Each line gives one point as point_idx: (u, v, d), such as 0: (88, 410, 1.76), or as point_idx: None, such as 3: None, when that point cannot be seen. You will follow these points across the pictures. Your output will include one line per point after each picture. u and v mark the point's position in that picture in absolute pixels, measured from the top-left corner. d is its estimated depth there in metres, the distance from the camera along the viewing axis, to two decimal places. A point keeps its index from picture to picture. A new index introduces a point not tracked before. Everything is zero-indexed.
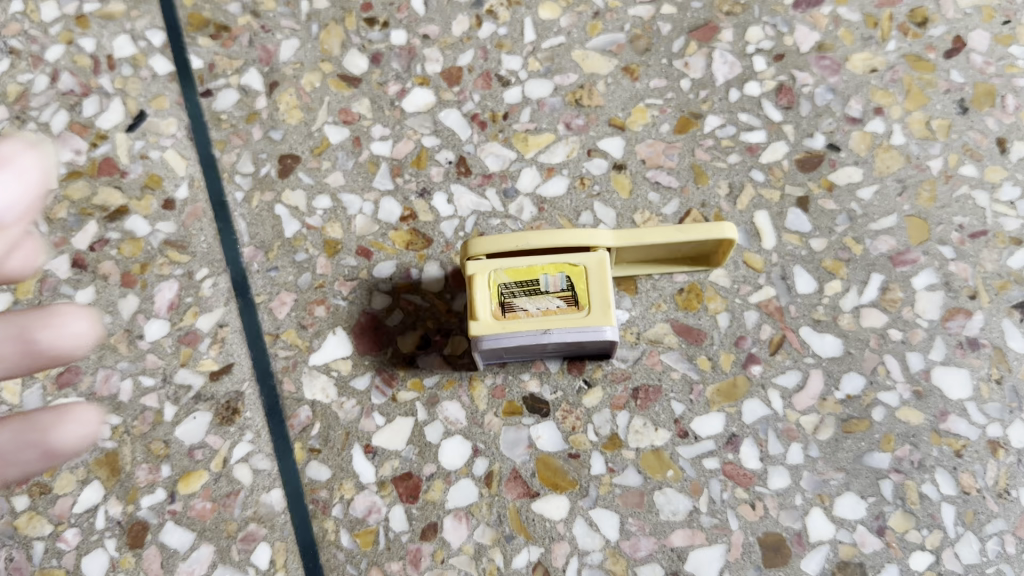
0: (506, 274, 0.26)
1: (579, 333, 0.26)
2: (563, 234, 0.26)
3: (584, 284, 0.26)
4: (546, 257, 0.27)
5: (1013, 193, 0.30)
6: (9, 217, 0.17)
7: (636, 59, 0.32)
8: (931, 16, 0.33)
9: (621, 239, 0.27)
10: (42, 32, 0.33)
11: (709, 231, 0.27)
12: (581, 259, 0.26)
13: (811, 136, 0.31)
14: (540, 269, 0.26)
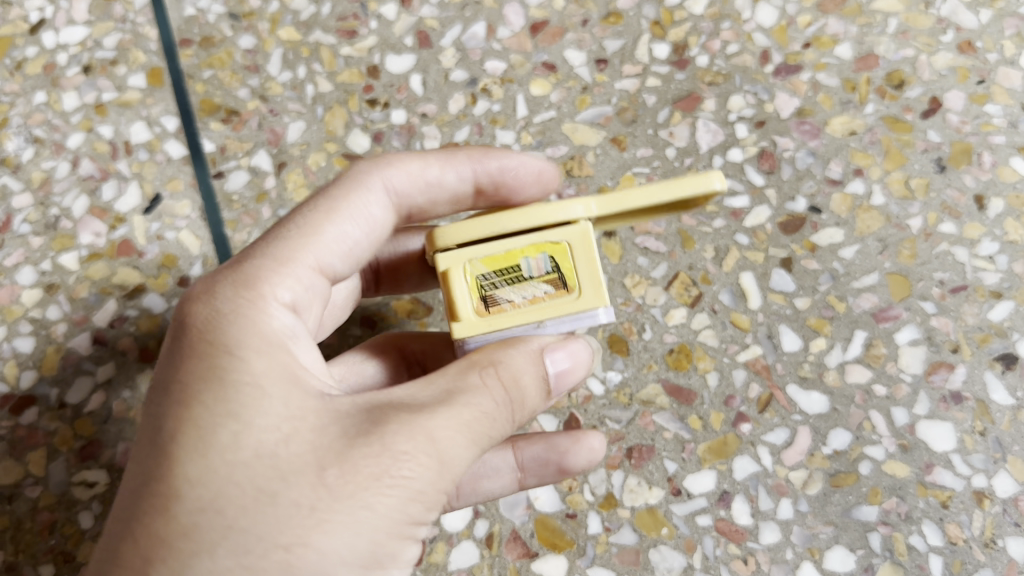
0: (484, 264, 0.23)
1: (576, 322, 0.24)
2: (538, 210, 0.23)
3: (571, 262, 0.23)
4: (523, 238, 0.23)
5: (992, 248, 0.31)
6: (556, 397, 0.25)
7: (623, 130, 0.34)
8: (907, 78, 0.34)
9: (607, 205, 0.23)
10: (63, 121, 0.35)
11: (696, 184, 0.23)
12: (562, 235, 0.23)
13: (792, 199, 0.32)
14: (519, 253, 0.23)
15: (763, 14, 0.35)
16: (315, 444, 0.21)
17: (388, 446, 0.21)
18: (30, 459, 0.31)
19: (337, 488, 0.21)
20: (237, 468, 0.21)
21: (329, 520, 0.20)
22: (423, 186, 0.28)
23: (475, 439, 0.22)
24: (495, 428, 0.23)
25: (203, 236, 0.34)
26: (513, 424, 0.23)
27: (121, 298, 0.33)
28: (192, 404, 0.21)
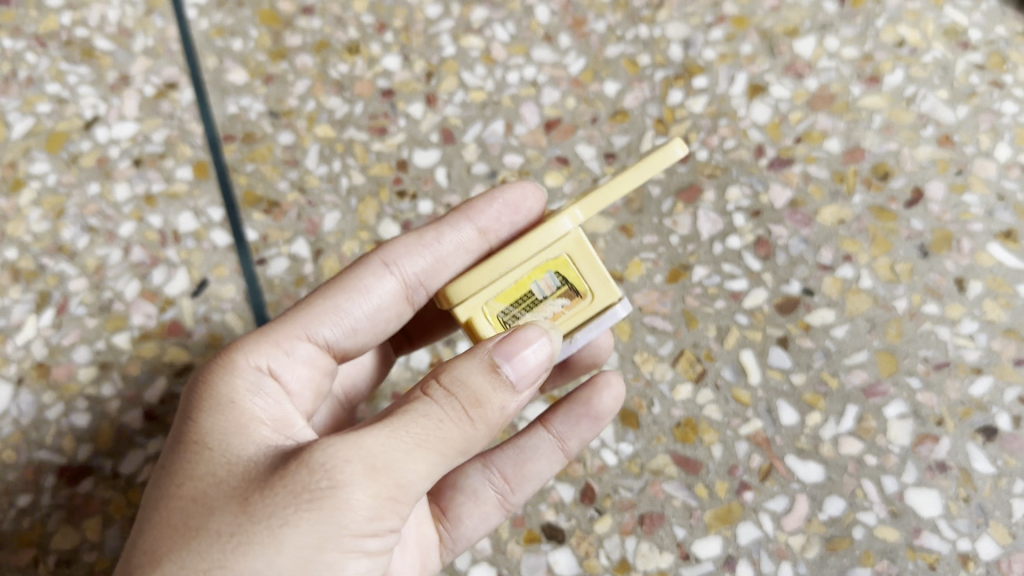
0: (498, 300, 0.27)
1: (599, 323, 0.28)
2: (527, 242, 0.26)
3: (572, 270, 0.27)
4: (524, 269, 0.27)
5: (972, 327, 0.34)
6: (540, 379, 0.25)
7: (631, 218, 0.37)
8: (891, 170, 0.37)
9: (586, 209, 0.26)
10: (116, 211, 0.39)
11: (658, 163, 0.26)
12: (557, 253, 0.27)
13: (787, 282, 0.35)
14: (525, 281, 0.27)
15: (757, 112, 0.38)
16: (249, 478, 0.24)
17: (307, 464, 0.23)
18: (86, 526, 0.34)
19: (259, 508, 0.23)
20: (183, 509, 0.24)
21: (248, 534, 0.23)
22: (425, 248, 0.32)
23: (417, 443, 0.23)
24: (443, 431, 0.24)
25: (248, 317, 0.37)
26: (481, 423, 0.24)
27: (171, 375, 0.36)
28: (164, 469, 0.26)
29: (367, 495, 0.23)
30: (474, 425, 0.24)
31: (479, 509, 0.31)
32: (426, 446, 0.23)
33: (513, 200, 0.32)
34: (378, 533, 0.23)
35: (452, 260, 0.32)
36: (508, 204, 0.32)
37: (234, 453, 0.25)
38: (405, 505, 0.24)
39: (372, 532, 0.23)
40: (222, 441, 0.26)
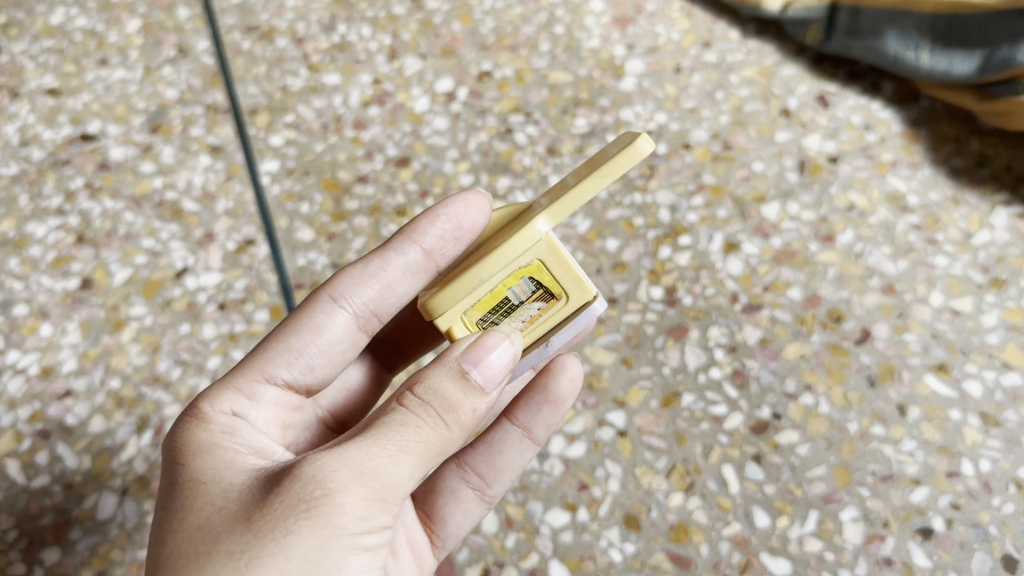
0: (480, 306, 0.34)
1: (574, 312, 0.36)
2: (500, 258, 0.32)
3: (545, 272, 0.34)
4: (501, 280, 0.33)
5: (911, 445, 0.41)
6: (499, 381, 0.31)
7: (631, 352, 0.45)
8: (844, 314, 0.45)
9: (552, 216, 0.32)
10: (203, 346, 0.47)
11: (619, 170, 0.31)
12: (531, 262, 0.33)
13: (759, 407, 0.43)
14: (502, 289, 0.34)
15: (732, 265, 0.47)
16: (245, 504, 0.29)
17: (298, 479, 0.28)
18: None
19: (263, 521, 0.27)
20: (190, 539, 0.28)
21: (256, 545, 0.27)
22: (373, 280, 0.40)
23: (399, 448, 0.29)
24: (420, 434, 0.29)
25: None
26: (450, 422, 0.30)
27: None
28: (164, 514, 0.30)
29: (358, 497, 0.28)
30: (447, 427, 0.30)
31: (458, 506, 0.38)
32: (404, 450, 0.29)
33: (459, 221, 0.38)
34: (368, 530, 0.28)
35: (399, 284, 0.40)
36: (450, 228, 0.38)
37: (227, 483, 0.30)
38: (390, 504, 0.29)
39: (364, 530, 0.28)
40: (216, 475, 0.31)
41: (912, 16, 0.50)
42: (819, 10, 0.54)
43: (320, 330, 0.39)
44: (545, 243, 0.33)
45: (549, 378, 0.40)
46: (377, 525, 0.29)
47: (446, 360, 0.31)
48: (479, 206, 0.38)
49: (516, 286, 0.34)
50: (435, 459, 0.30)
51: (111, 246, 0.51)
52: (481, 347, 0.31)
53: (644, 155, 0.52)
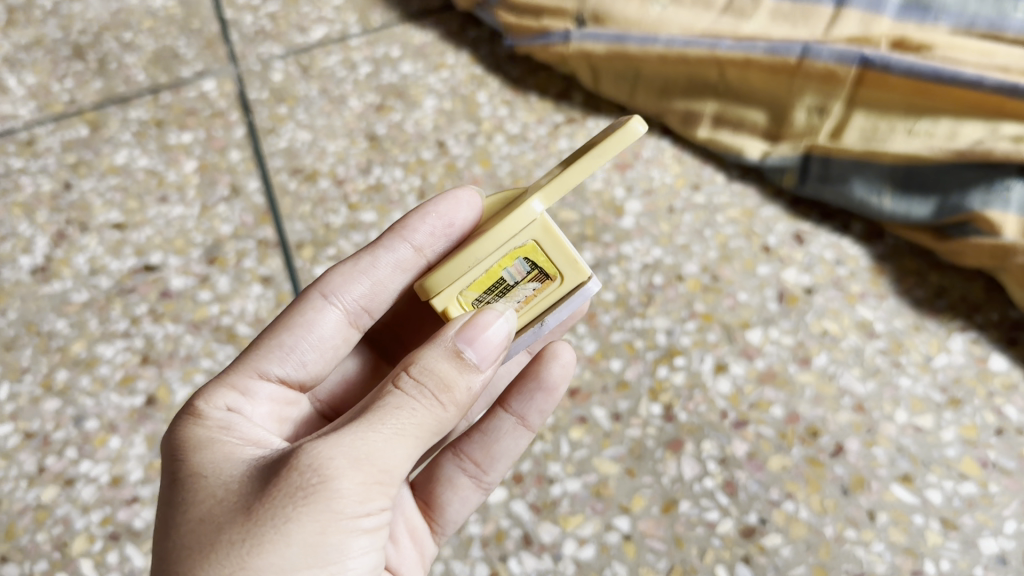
0: (481, 282, 0.40)
1: (567, 292, 0.42)
2: (498, 238, 0.38)
3: (539, 252, 0.40)
4: (499, 260, 0.39)
5: (881, 548, 0.47)
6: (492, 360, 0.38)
7: (633, 463, 0.51)
8: (819, 429, 0.51)
9: (545, 200, 0.38)
10: None
11: (607, 155, 0.37)
12: (527, 243, 0.39)
13: (747, 513, 0.49)
14: (499, 268, 0.40)
15: (722, 385, 0.53)
16: (251, 492, 0.35)
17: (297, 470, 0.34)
18: None
19: (266, 508, 0.33)
20: (204, 524, 0.34)
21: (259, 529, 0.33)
22: (365, 274, 0.50)
23: (393, 434, 0.35)
24: (414, 417, 0.36)
25: None
26: (447, 398, 0.36)
27: None
28: (179, 501, 0.36)
29: (345, 483, 0.34)
30: (441, 403, 0.36)
31: (456, 493, 0.47)
32: (394, 433, 0.35)
33: (448, 218, 0.49)
34: (359, 506, 0.34)
35: (391, 279, 0.50)
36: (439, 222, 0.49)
37: (229, 475, 0.36)
38: (383, 485, 0.35)
39: (356, 506, 0.34)
40: (222, 467, 0.37)
41: (875, 165, 0.59)
42: (794, 159, 0.62)
43: (313, 326, 0.48)
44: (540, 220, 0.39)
45: (542, 363, 0.47)
46: (369, 502, 0.35)
47: (446, 338, 0.38)
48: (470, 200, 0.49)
49: (512, 265, 0.41)
50: (424, 435, 0.36)
51: (173, 365, 0.58)
52: (473, 324, 0.38)
53: (643, 285, 0.59)
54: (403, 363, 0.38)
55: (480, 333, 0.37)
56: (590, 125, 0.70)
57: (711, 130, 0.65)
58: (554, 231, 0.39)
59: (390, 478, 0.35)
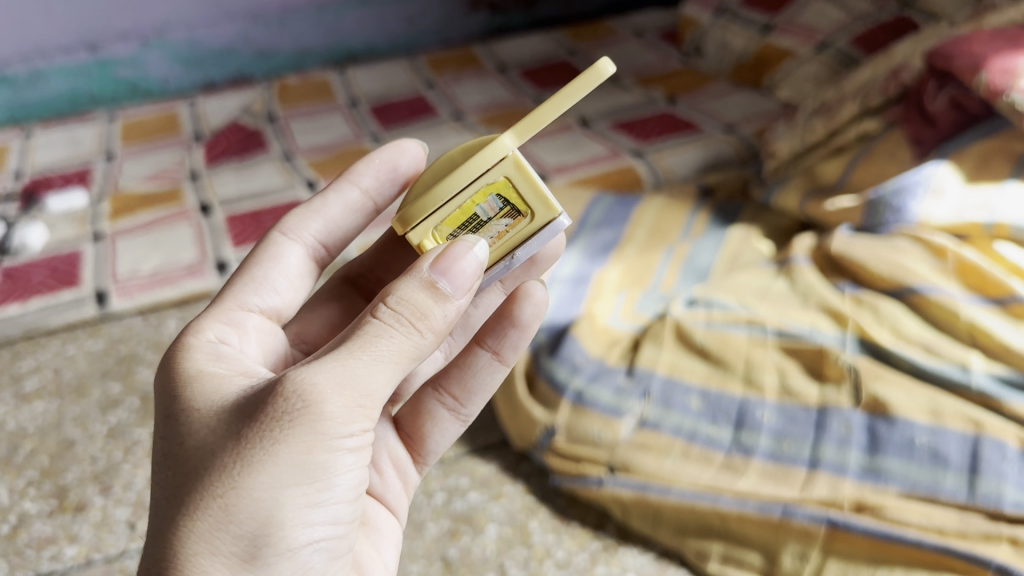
0: (458, 210, 0.65)
1: (539, 228, 0.67)
2: (476, 169, 0.62)
3: (510, 185, 0.64)
4: (474, 191, 0.64)
5: None
6: (463, 285, 0.59)
7: None
8: None
9: (511, 143, 0.62)
10: None
11: (570, 96, 0.60)
12: (498, 175, 0.63)
13: None
14: (473, 203, 0.64)
15: None
16: (242, 424, 0.56)
17: (280, 406, 0.54)
18: None
19: (257, 435, 0.54)
20: (210, 447, 0.56)
21: (253, 456, 0.54)
22: (324, 224, 0.85)
23: (372, 362, 0.56)
24: (393, 341, 0.56)
25: None
26: (429, 312, 0.57)
27: None
28: (190, 432, 0.58)
29: (323, 411, 0.54)
30: (414, 329, 0.57)
31: (437, 424, 0.83)
32: (367, 364, 0.56)
33: (388, 164, 0.85)
34: (339, 431, 0.55)
35: (340, 217, 0.86)
36: (380, 171, 0.85)
37: (227, 406, 0.58)
38: (365, 408, 0.56)
39: (338, 428, 0.55)
40: (223, 400, 0.59)
41: None
42: None
43: (278, 252, 0.82)
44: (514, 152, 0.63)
45: (519, 307, 0.81)
46: (349, 424, 0.55)
47: (426, 261, 0.59)
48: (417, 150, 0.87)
49: (486, 203, 0.65)
50: (397, 361, 0.57)
51: None
52: (448, 255, 0.59)
53: None
54: (387, 292, 0.58)
55: (452, 265, 0.58)
56: (621, 553, 0.88)
57: (719, 564, 0.83)
58: (522, 166, 0.63)
59: (368, 403, 0.56)
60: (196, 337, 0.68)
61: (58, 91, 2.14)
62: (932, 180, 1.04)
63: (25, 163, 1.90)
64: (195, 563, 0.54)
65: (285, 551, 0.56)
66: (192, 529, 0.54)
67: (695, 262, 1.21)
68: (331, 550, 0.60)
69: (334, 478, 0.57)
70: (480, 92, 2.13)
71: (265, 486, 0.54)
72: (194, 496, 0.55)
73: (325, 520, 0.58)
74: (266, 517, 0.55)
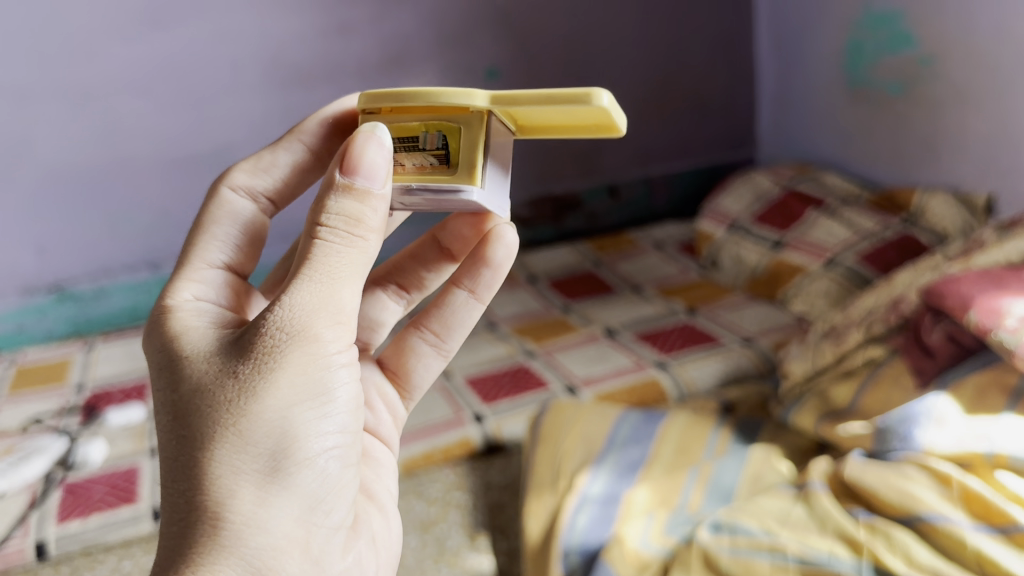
0: (408, 120, 0.78)
1: (443, 187, 0.77)
2: (444, 98, 0.75)
3: (455, 136, 0.76)
4: (429, 116, 0.77)
5: None
6: (378, 178, 0.69)
7: None
8: None
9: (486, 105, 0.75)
10: None
11: (547, 99, 0.72)
12: (455, 121, 0.76)
13: None
14: (422, 129, 0.77)
15: None
16: (234, 362, 0.66)
17: (267, 341, 0.65)
18: None
19: (254, 367, 0.65)
20: (206, 387, 0.66)
21: (256, 388, 0.65)
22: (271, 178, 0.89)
23: (332, 278, 0.67)
24: (338, 254, 0.67)
25: None
26: (354, 211, 0.68)
27: None
28: (182, 381, 0.68)
29: (312, 333, 0.66)
30: (354, 236, 0.68)
31: (420, 358, 0.95)
32: (332, 276, 0.67)
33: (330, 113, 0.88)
34: (330, 348, 0.67)
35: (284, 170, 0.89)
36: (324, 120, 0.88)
37: (217, 351, 0.68)
38: (340, 320, 0.68)
39: (328, 346, 0.67)
40: (209, 347, 0.69)
41: None
42: None
43: (226, 215, 0.86)
44: (485, 112, 0.76)
45: (491, 251, 0.89)
46: (336, 340, 0.67)
47: (338, 168, 0.68)
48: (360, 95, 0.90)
49: (433, 136, 0.77)
50: (359, 272, 0.69)
51: None
52: (354, 151, 0.68)
53: None
54: (320, 205, 0.68)
55: (367, 162, 0.68)
56: None
57: None
58: (475, 133, 0.76)
59: (346, 318, 0.68)
60: (173, 298, 0.76)
61: (119, 306, 2.28)
62: (933, 411, 1.13)
63: (87, 376, 2.03)
64: (223, 482, 0.64)
65: (304, 460, 0.67)
66: (213, 457, 0.64)
67: (720, 481, 1.28)
68: (346, 459, 0.70)
69: (334, 392, 0.68)
70: (511, 303, 2.27)
71: (272, 408, 0.65)
72: (207, 429, 0.65)
73: (334, 432, 0.68)
74: (281, 436, 0.65)
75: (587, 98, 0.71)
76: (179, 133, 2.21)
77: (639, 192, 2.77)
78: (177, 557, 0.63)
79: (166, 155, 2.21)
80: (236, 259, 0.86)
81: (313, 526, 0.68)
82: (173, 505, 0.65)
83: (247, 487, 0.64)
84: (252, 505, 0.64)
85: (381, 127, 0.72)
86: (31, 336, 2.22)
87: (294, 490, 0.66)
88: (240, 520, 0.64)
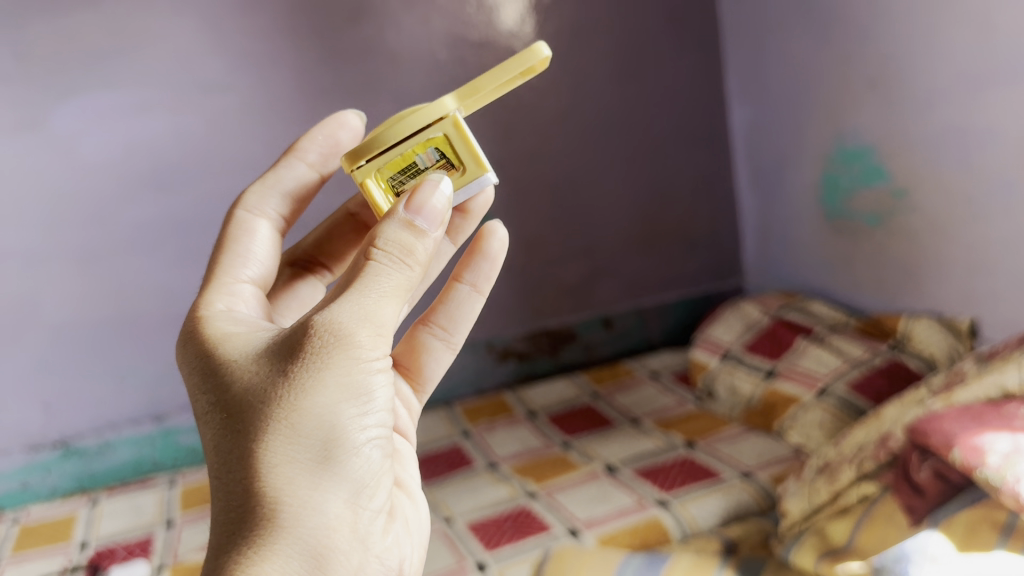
0: (400, 150, 0.91)
1: (469, 187, 0.93)
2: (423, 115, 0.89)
3: (447, 144, 0.90)
4: (418, 140, 0.90)
5: None
6: (435, 222, 0.81)
7: None
8: None
9: (451, 103, 0.89)
10: None
11: (502, 73, 0.88)
12: (442, 132, 0.90)
13: None
14: (416, 151, 0.91)
15: None
16: (283, 367, 0.75)
17: (314, 347, 0.74)
18: None
19: (304, 371, 0.74)
20: (257, 389, 0.75)
21: (308, 386, 0.73)
22: (288, 199, 1.00)
23: (379, 296, 0.77)
24: (393, 279, 0.78)
25: None
26: (412, 252, 0.79)
27: None
28: (235, 385, 0.76)
29: (353, 340, 0.74)
30: (404, 262, 0.78)
31: (432, 353, 1.04)
32: (376, 294, 0.76)
33: (333, 140, 1.03)
34: (368, 353, 0.75)
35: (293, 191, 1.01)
36: (323, 145, 1.03)
37: (263, 356, 0.77)
38: (382, 332, 0.77)
39: (367, 351, 0.75)
40: (255, 352, 0.78)
41: None
42: None
43: (251, 230, 0.95)
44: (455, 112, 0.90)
45: (488, 242, 1.04)
46: (374, 347, 0.76)
47: (402, 205, 0.81)
48: (355, 122, 1.04)
49: (428, 151, 0.91)
50: (396, 291, 0.78)
51: None
52: (418, 197, 0.81)
53: None
54: (378, 234, 0.79)
55: (427, 210, 0.81)
56: None
57: None
58: (460, 131, 0.90)
59: (384, 330, 0.77)
60: (209, 312, 0.85)
61: (124, 460, 2.30)
62: (927, 548, 1.16)
63: (91, 534, 2.03)
64: (281, 469, 0.72)
65: (351, 450, 0.75)
66: (270, 447, 0.72)
67: None
68: (384, 450, 0.78)
69: (373, 392, 0.76)
70: (511, 442, 2.29)
71: (321, 404, 0.73)
72: (265, 424, 0.73)
73: (375, 425, 0.77)
74: (330, 430, 0.73)
75: (535, 57, 0.87)
76: (183, 291, 2.28)
77: (633, 323, 2.84)
78: (242, 536, 0.71)
79: (171, 312, 2.28)
80: (261, 276, 0.94)
81: (360, 511, 0.76)
82: (233, 492, 0.73)
83: (300, 474, 0.73)
84: (307, 490, 0.73)
85: (445, 179, 0.84)
86: (36, 493, 2.23)
87: (343, 475, 0.74)
88: (296, 501, 0.72)
